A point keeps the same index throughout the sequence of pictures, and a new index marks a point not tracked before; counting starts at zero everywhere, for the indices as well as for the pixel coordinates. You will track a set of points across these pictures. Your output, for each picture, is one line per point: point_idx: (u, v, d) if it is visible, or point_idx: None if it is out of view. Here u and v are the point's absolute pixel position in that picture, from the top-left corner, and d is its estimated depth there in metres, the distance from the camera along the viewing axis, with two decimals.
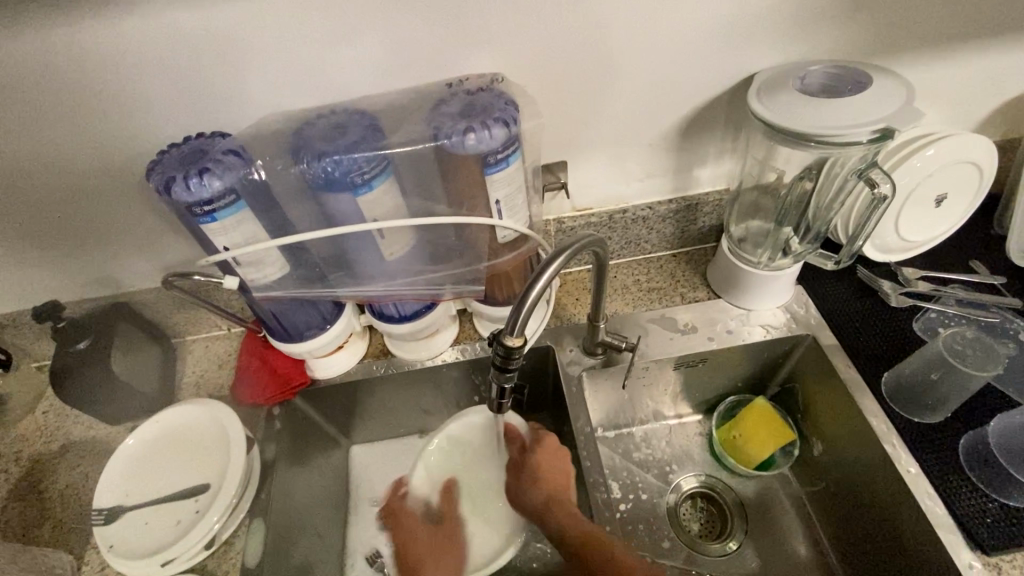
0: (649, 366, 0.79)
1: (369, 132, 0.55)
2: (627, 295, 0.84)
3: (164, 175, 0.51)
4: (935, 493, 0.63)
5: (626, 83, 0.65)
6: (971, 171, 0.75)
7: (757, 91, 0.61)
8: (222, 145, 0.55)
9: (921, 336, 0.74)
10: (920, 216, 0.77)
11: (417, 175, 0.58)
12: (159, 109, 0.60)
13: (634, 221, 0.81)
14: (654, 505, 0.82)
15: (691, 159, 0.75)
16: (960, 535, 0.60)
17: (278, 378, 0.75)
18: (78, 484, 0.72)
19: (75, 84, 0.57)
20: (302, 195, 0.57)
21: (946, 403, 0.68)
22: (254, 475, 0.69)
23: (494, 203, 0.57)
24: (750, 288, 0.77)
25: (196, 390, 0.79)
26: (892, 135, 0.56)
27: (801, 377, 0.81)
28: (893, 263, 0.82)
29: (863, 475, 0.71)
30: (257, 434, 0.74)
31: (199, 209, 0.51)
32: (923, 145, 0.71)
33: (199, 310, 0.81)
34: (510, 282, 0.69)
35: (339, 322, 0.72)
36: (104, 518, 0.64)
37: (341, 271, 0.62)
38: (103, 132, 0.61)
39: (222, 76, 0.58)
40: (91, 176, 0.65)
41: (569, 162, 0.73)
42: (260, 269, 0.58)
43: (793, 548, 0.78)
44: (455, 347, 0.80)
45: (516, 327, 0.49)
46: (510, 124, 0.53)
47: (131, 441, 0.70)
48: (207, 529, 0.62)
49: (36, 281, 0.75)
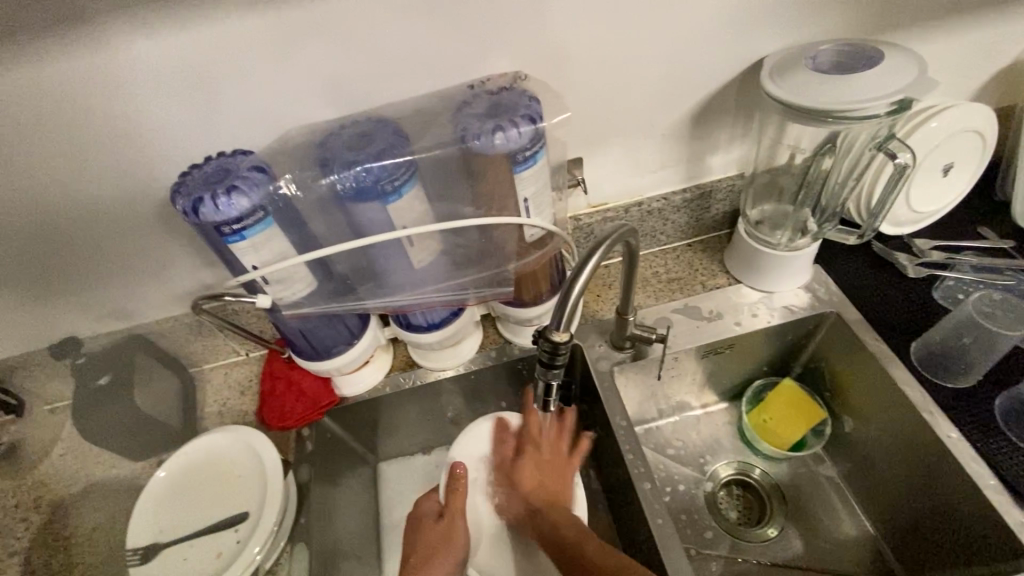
0: (678, 356, 0.79)
1: (394, 139, 0.55)
2: (648, 287, 0.84)
3: (191, 197, 0.50)
4: (978, 456, 0.64)
5: (642, 75, 0.66)
6: (974, 140, 0.77)
7: (770, 73, 0.62)
8: (245, 162, 0.54)
9: (942, 304, 0.75)
10: (928, 187, 0.79)
11: (443, 179, 0.57)
12: (177, 130, 0.59)
13: (649, 213, 0.81)
14: (692, 496, 0.81)
15: (704, 147, 0.76)
16: (1009, 496, 0.61)
17: (307, 400, 0.73)
18: (105, 526, 0.69)
19: (90, 110, 0.55)
20: (329, 207, 0.56)
21: (976, 368, 0.69)
22: (291, 499, 0.68)
23: (523, 202, 0.57)
24: (771, 270, 0.77)
25: (220, 418, 0.77)
26: (909, 105, 0.58)
27: (826, 355, 0.82)
28: (905, 236, 0.83)
29: (901, 447, 0.72)
30: (289, 458, 0.72)
31: (229, 228, 0.50)
32: (929, 117, 0.73)
33: (218, 336, 0.79)
34: (538, 282, 0.69)
35: (366, 336, 0.71)
36: (140, 558, 0.62)
37: (370, 283, 0.61)
38: (118, 156, 0.59)
39: (239, 93, 0.57)
40: (108, 203, 0.63)
41: (586, 158, 0.73)
42: (290, 286, 0.57)
43: (834, 527, 0.78)
44: (481, 353, 0.79)
45: (562, 322, 0.49)
46: (537, 120, 0.53)
47: (161, 473, 0.68)
48: (250, 559, 0.60)
49: (50, 317, 0.72)
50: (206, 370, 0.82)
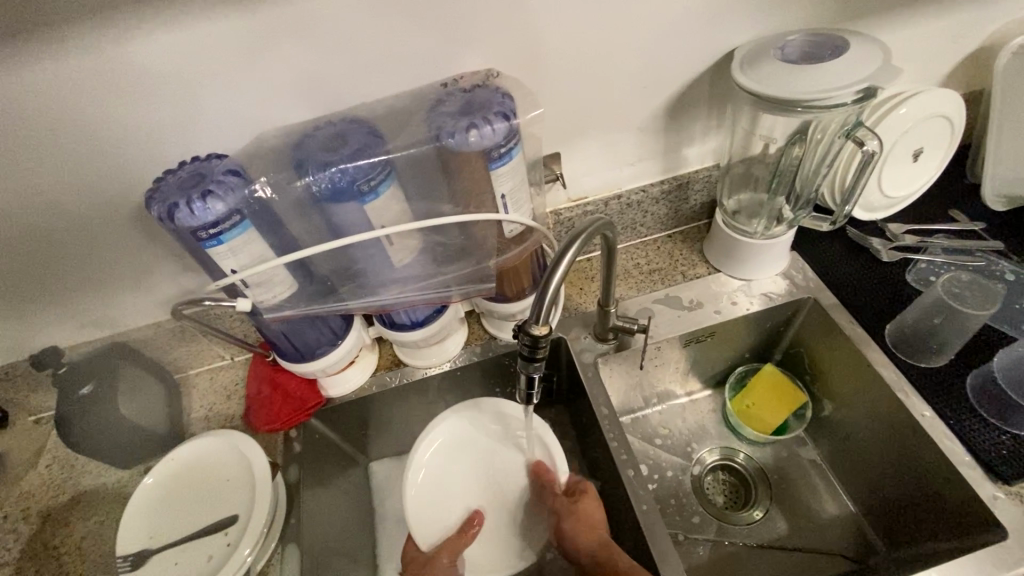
0: (660, 346, 0.80)
1: (369, 139, 0.55)
2: (629, 279, 0.85)
3: (166, 203, 0.50)
4: (951, 433, 0.65)
5: (616, 69, 0.66)
6: (943, 125, 0.78)
7: (740, 64, 0.63)
8: (220, 166, 0.54)
9: (915, 286, 0.77)
10: (900, 173, 0.80)
11: (421, 177, 0.58)
12: (151, 135, 0.58)
13: (629, 206, 0.82)
14: (680, 482, 0.83)
15: (680, 139, 0.77)
16: (981, 471, 0.63)
17: (293, 403, 0.74)
18: (95, 534, 0.69)
19: (60, 117, 0.55)
20: (307, 209, 0.56)
21: (948, 347, 0.71)
22: (280, 501, 0.68)
23: (500, 198, 0.57)
24: (749, 258, 0.79)
25: (208, 422, 0.78)
26: (874, 93, 0.59)
27: (805, 340, 0.83)
28: (879, 221, 0.85)
29: (879, 427, 0.73)
30: (278, 459, 0.72)
31: (205, 233, 0.50)
32: (896, 104, 0.74)
33: (202, 341, 0.79)
34: (519, 277, 0.69)
35: (350, 336, 0.71)
36: (131, 564, 0.62)
37: (351, 283, 0.61)
38: (93, 163, 0.59)
39: (211, 97, 0.57)
40: (83, 211, 0.62)
41: (564, 152, 0.74)
42: (270, 290, 0.57)
43: (818, 507, 0.79)
44: (465, 349, 0.80)
45: (541, 316, 0.49)
46: (510, 117, 0.53)
47: (150, 480, 0.68)
48: (241, 562, 0.60)
49: (29, 327, 0.72)
50: (192, 376, 0.82)
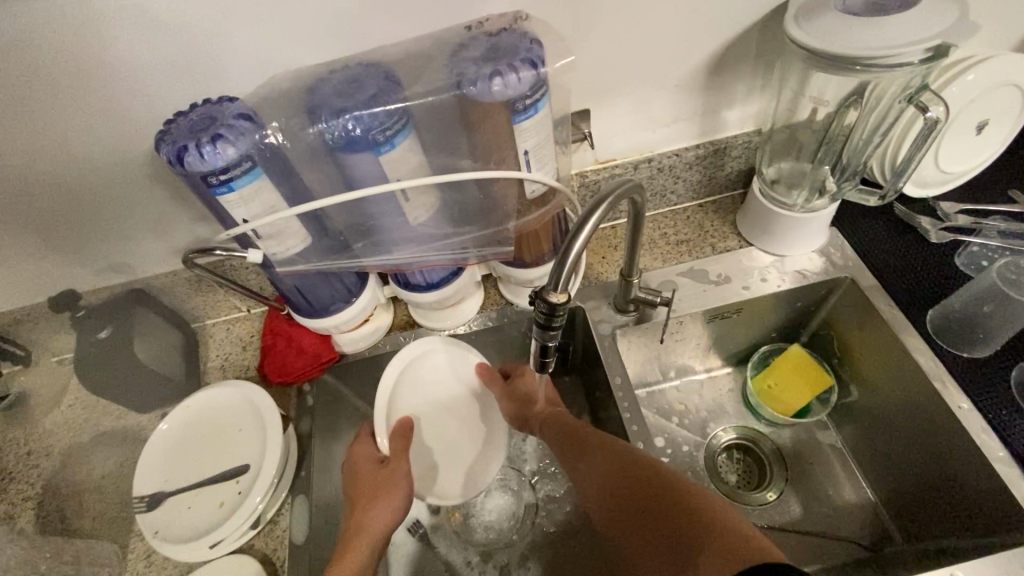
0: (682, 320, 0.77)
1: (386, 85, 0.52)
2: (655, 250, 0.81)
3: (175, 145, 0.48)
4: (989, 428, 0.62)
5: (657, 17, 0.61)
6: (1014, 94, 0.71)
7: (795, 16, 0.57)
8: (232, 110, 0.51)
9: (964, 271, 0.72)
10: (959, 147, 0.74)
11: (440, 128, 0.54)
12: (162, 73, 0.56)
13: (659, 170, 0.77)
14: (693, 459, 0.81)
15: (720, 100, 0.72)
16: (1017, 467, 0.60)
17: (306, 357, 0.73)
18: (114, 475, 0.70)
19: (67, 50, 0.52)
20: (320, 158, 0.53)
21: (996, 335, 0.66)
22: (293, 452, 0.69)
23: (523, 154, 0.53)
24: (784, 231, 0.74)
25: (223, 372, 0.78)
26: (946, 53, 0.53)
27: (836, 321, 0.79)
28: (930, 199, 0.79)
29: (910, 415, 0.70)
30: (290, 411, 0.73)
31: (215, 179, 0.48)
32: (965, 69, 0.67)
33: (219, 291, 0.79)
34: (539, 243, 0.66)
35: (364, 294, 0.70)
36: (146, 506, 0.63)
37: (366, 240, 0.59)
38: (104, 103, 0.57)
39: (221, 32, 0.54)
40: (96, 152, 0.61)
41: (593, 109, 0.69)
42: (283, 242, 0.55)
43: (835, 493, 0.77)
44: (481, 314, 0.78)
45: (560, 283, 0.46)
46: (538, 65, 0.49)
47: (165, 426, 0.69)
48: (252, 510, 0.62)
49: (50, 270, 0.72)
50: (209, 326, 0.83)
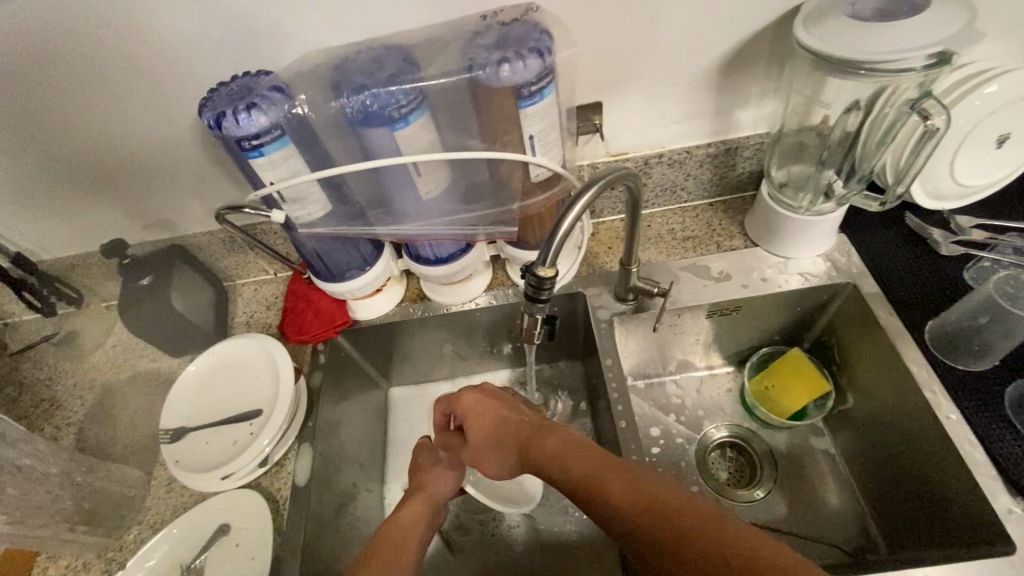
0: (682, 313, 0.79)
1: (404, 66, 0.56)
2: (661, 244, 0.83)
3: (215, 111, 0.53)
4: (976, 440, 0.62)
5: (668, 15, 0.63)
6: None
7: (803, 20, 0.59)
8: (266, 83, 0.57)
9: (970, 285, 0.71)
10: (977, 160, 0.73)
11: (451, 108, 0.58)
12: (209, 49, 0.62)
13: (670, 166, 0.79)
14: (685, 452, 0.83)
15: (733, 100, 0.73)
16: (1001, 481, 0.60)
17: (322, 318, 0.79)
18: (145, 410, 0.78)
19: (128, 23, 0.59)
20: (340, 130, 0.58)
21: (993, 350, 0.66)
22: (302, 404, 0.74)
23: (527, 138, 0.57)
24: (789, 233, 0.75)
25: (247, 327, 0.85)
26: (950, 60, 0.53)
27: (837, 327, 0.80)
28: (945, 211, 0.78)
29: (903, 425, 0.70)
30: (304, 366, 0.79)
31: (247, 143, 0.53)
32: (984, 81, 0.67)
33: (249, 252, 0.86)
34: (542, 225, 0.70)
35: (379, 264, 0.75)
36: (170, 438, 0.71)
37: (380, 210, 0.64)
38: (156, 72, 0.63)
39: (260, 13, 0.59)
40: (148, 116, 0.67)
41: (605, 102, 0.72)
42: (304, 207, 0.60)
43: (823, 498, 0.78)
44: (488, 292, 0.82)
45: (548, 258, 0.50)
46: (545, 55, 0.52)
47: (192, 368, 0.76)
48: (259, 450, 0.68)
49: (100, 223, 0.80)
50: (239, 285, 0.90)
